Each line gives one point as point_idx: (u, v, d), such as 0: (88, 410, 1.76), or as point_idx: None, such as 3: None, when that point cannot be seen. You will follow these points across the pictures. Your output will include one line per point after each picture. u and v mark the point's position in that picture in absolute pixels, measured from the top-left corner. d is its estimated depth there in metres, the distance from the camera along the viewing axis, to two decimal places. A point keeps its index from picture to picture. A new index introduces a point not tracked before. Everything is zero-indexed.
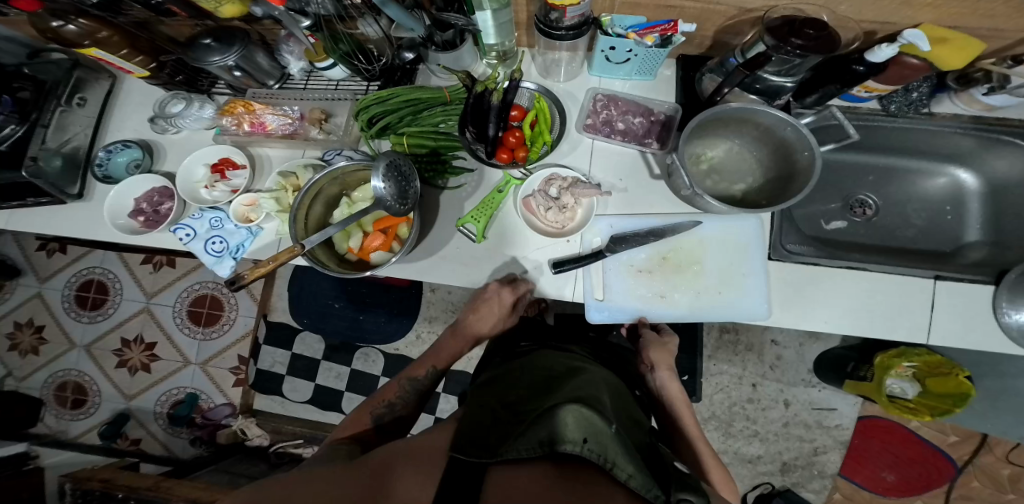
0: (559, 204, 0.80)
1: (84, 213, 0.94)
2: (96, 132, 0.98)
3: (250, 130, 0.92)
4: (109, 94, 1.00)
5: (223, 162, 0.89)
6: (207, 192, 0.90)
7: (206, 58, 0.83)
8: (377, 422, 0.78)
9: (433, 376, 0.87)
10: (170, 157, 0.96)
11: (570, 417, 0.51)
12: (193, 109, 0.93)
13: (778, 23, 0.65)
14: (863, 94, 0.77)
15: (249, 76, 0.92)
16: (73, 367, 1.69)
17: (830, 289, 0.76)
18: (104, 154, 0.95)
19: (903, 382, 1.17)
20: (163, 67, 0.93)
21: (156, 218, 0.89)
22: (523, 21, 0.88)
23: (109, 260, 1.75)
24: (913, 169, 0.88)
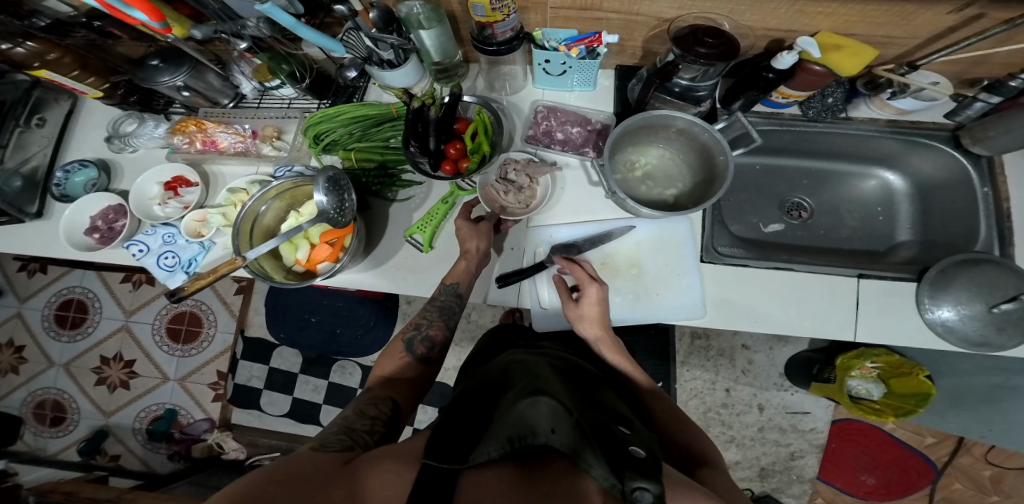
0: (516, 186, 0.83)
1: (46, 231, 0.96)
2: (57, 151, 1.00)
3: (201, 147, 0.93)
4: (69, 114, 1.02)
5: (176, 180, 0.92)
6: (160, 209, 0.91)
7: (155, 78, 0.85)
8: (413, 353, 0.78)
9: (453, 295, 0.80)
10: (127, 175, 0.99)
11: (543, 411, 0.51)
12: (146, 128, 0.96)
13: (685, 32, 0.69)
14: (782, 100, 0.80)
15: (199, 95, 0.94)
16: (52, 386, 1.70)
17: (758, 288, 0.79)
18: (63, 174, 0.96)
19: (868, 383, 1.13)
20: (117, 87, 0.96)
21: (111, 235, 0.90)
22: (464, 37, 0.90)
23: (88, 279, 1.76)
24: (847, 172, 0.91)
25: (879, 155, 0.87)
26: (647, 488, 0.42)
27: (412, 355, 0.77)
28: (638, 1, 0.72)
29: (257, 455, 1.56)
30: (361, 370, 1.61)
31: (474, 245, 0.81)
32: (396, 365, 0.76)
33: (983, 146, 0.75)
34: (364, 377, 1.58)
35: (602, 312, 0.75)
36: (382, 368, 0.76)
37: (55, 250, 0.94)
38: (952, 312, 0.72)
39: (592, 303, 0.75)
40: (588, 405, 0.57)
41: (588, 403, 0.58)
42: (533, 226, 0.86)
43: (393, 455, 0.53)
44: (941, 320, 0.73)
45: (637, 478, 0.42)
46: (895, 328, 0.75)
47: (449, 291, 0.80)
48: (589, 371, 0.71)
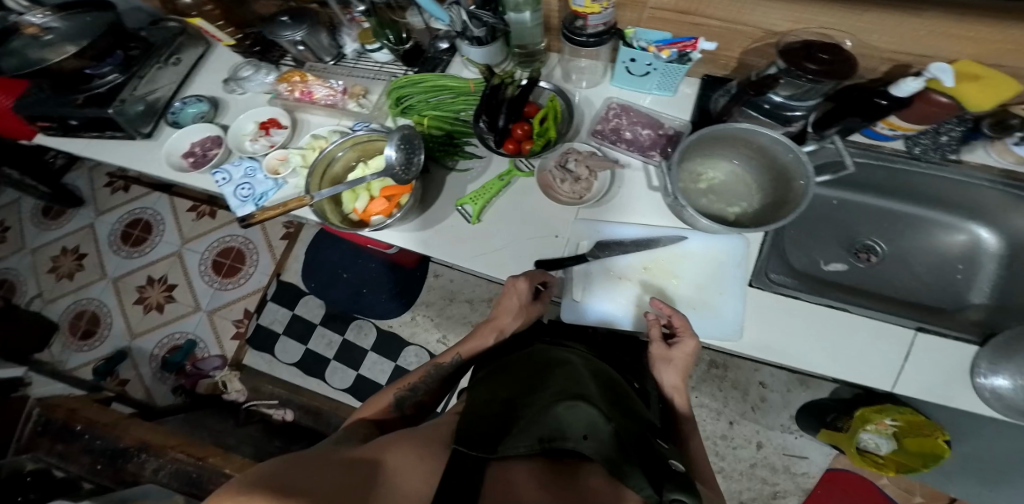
0: (574, 176, 0.85)
1: (140, 151, 1.01)
2: (180, 87, 1.06)
3: (298, 96, 0.97)
4: (201, 58, 1.10)
5: (269, 121, 0.97)
6: (250, 144, 0.96)
7: (279, 32, 0.93)
8: (400, 407, 0.80)
9: (458, 366, 0.85)
10: (232, 114, 1.03)
11: (577, 416, 0.56)
12: (259, 75, 1.02)
13: (798, 46, 0.69)
14: (887, 131, 0.81)
15: (310, 52, 0.99)
16: (96, 298, 1.81)
17: (808, 323, 0.77)
18: (179, 105, 1.03)
19: (881, 438, 1.07)
20: (246, 38, 1.06)
21: (203, 161, 0.96)
22: (553, 28, 0.91)
23: (160, 204, 1.90)
24: (932, 221, 0.88)
25: (972, 207, 0.84)
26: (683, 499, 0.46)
27: (399, 412, 0.79)
28: (748, 11, 0.72)
29: (255, 400, 1.62)
30: (377, 332, 1.64)
31: (505, 323, 0.85)
32: (380, 415, 0.78)
33: None
34: (378, 339, 1.62)
35: (686, 365, 0.76)
36: (366, 412, 0.79)
37: (136, 168, 0.99)
38: (1009, 381, 0.68)
39: (686, 355, 0.75)
40: (622, 413, 0.61)
41: (619, 408, 0.62)
42: (575, 216, 0.86)
43: (423, 443, 0.60)
44: (992, 387, 0.69)
45: (675, 489, 0.47)
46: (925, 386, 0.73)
47: (457, 363, 0.85)
48: (621, 384, 0.71)
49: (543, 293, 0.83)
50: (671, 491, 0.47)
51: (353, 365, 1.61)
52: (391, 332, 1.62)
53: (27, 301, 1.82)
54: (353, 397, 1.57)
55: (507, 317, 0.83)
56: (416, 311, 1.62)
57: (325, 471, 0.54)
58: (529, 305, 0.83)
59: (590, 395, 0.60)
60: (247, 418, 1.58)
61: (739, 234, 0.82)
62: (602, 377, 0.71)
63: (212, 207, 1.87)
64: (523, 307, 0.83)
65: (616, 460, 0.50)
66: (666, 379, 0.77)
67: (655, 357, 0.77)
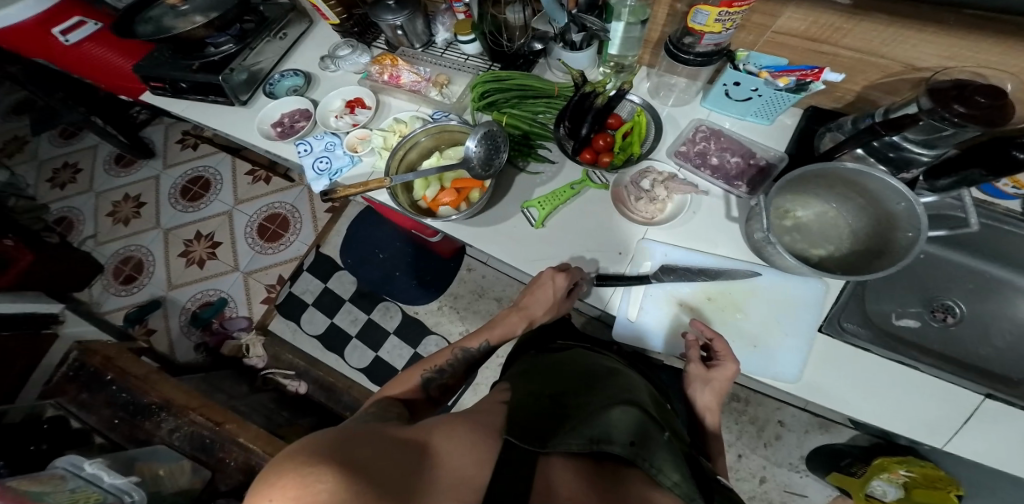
0: (650, 195, 0.86)
1: (235, 118, 1.01)
2: (281, 60, 1.06)
3: (386, 79, 0.96)
4: (303, 34, 1.09)
5: (355, 100, 0.96)
6: (335, 120, 0.96)
7: (382, 14, 0.92)
8: (425, 387, 0.77)
9: (485, 351, 0.83)
10: (323, 88, 1.02)
11: (624, 423, 0.54)
12: (354, 54, 1.00)
13: (947, 85, 0.65)
14: (1009, 188, 0.80)
15: (405, 36, 0.98)
16: (144, 245, 1.83)
17: (875, 377, 0.75)
18: (278, 77, 1.02)
19: (890, 487, 1.07)
20: (350, 20, 1.03)
21: (289, 132, 0.96)
22: (654, 40, 0.88)
23: (223, 164, 1.93)
24: (1022, 289, 0.84)
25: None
26: None
27: (426, 392, 0.77)
28: (892, 43, 0.69)
29: (272, 369, 1.61)
30: (402, 317, 1.62)
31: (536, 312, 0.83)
32: (405, 393, 0.75)
33: None
34: (402, 324, 1.60)
35: (725, 387, 0.75)
36: (390, 389, 0.76)
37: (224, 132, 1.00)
38: None
39: (725, 379, 0.74)
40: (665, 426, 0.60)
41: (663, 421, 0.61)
42: (642, 236, 0.85)
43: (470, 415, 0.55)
44: None
45: None
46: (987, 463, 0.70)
47: (483, 349, 0.83)
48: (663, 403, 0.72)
49: (574, 272, 0.81)
50: None
51: (374, 346, 1.60)
52: (415, 318, 1.61)
53: (80, 240, 1.84)
54: (367, 378, 1.57)
55: (541, 307, 0.82)
56: (443, 301, 1.61)
57: (370, 446, 0.43)
58: (564, 300, 0.82)
59: (641, 404, 0.59)
60: (263, 384, 1.59)
61: (820, 279, 0.79)
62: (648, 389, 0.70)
63: (268, 173, 1.88)
64: (558, 301, 0.81)
65: (662, 468, 0.50)
66: (700, 399, 0.77)
67: (693, 377, 0.75)
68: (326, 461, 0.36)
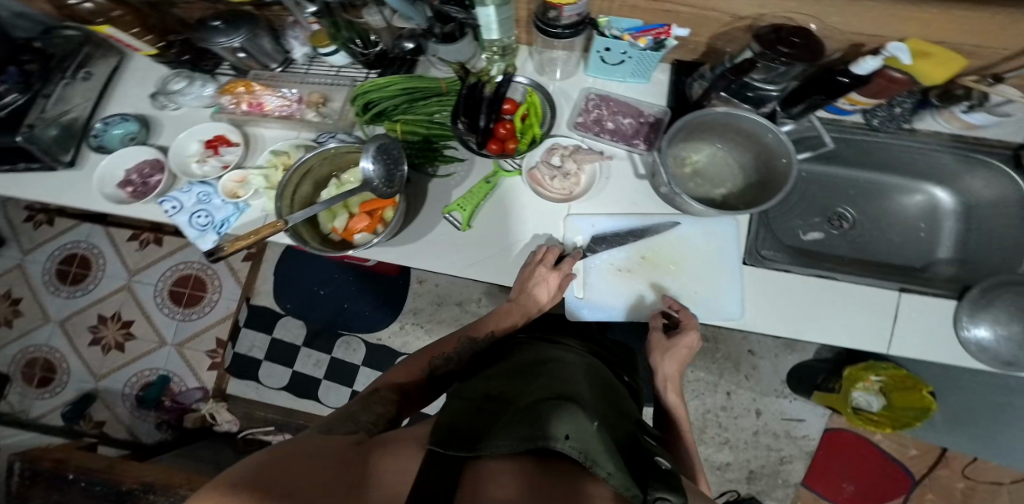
0: (563, 171, 0.85)
1: (67, 183, 0.90)
2: (98, 105, 0.95)
3: (246, 109, 0.89)
4: (115, 70, 0.97)
5: (216, 139, 0.88)
6: (197, 166, 0.88)
7: (212, 39, 0.83)
8: (430, 375, 0.76)
9: (490, 341, 0.82)
10: (167, 132, 0.93)
11: (559, 415, 0.51)
12: (194, 87, 0.92)
13: (766, 31, 0.72)
14: (848, 106, 0.82)
15: (252, 58, 0.91)
16: (45, 343, 1.65)
17: (802, 296, 0.80)
18: (101, 126, 0.91)
19: (869, 395, 1.16)
20: (171, 46, 0.95)
21: (144, 190, 0.86)
22: (523, 18, 0.87)
23: (95, 235, 1.70)
24: (893, 186, 0.93)
25: (932, 171, 0.89)
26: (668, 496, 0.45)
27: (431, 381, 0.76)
28: None
29: (250, 429, 1.55)
30: (365, 347, 1.56)
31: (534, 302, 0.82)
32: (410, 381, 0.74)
33: None
34: (369, 355, 1.54)
35: (685, 355, 0.79)
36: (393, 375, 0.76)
37: (68, 204, 0.88)
38: (989, 332, 0.75)
39: (686, 347, 0.78)
40: (608, 414, 0.59)
41: (606, 409, 0.60)
42: (568, 214, 0.85)
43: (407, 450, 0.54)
44: (976, 339, 0.75)
45: (661, 488, 0.46)
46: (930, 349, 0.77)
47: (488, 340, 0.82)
48: (614, 384, 0.72)
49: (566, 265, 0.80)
50: (656, 490, 0.46)
51: (346, 383, 1.54)
52: (380, 345, 1.55)
53: None
54: None
55: (540, 301, 0.80)
56: (404, 320, 1.56)
57: (308, 463, 0.50)
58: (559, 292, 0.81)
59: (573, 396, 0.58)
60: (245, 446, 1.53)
61: (731, 217, 0.83)
62: (593, 374, 0.71)
63: (156, 234, 1.69)
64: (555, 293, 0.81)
65: (594, 455, 0.48)
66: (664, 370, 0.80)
67: (656, 345, 0.79)
68: (246, 486, 0.45)
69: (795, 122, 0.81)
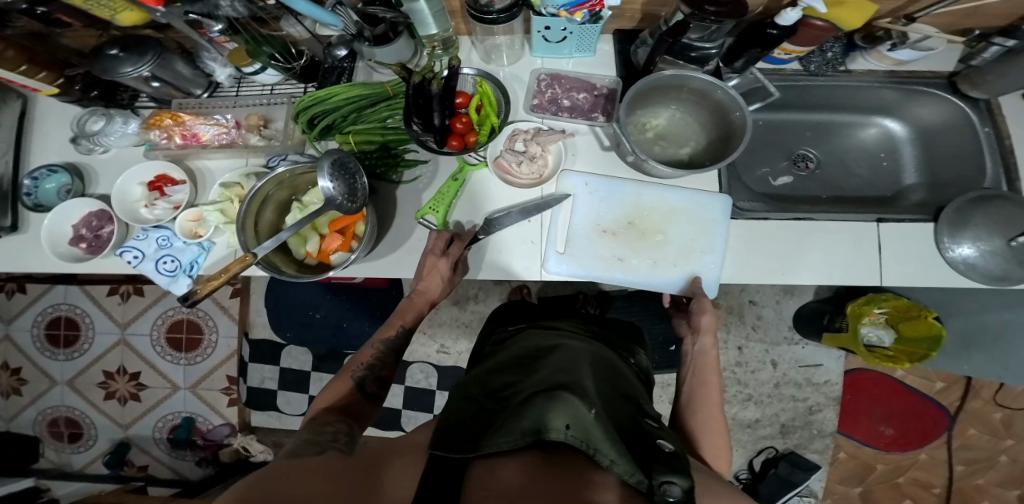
0: (528, 155, 0.82)
1: (14, 249, 0.86)
2: (19, 158, 0.89)
3: (182, 142, 0.85)
4: (22, 116, 0.91)
5: (159, 178, 0.83)
6: (147, 211, 0.83)
7: (116, 69, 0.75)
8: (359, 385, 0.72)
9: (405, 335, 0.81)
10: (103, 179, 0.88)
11: (555, 405, 0.49)
12: (115, 124, 0.86)
13: None
14: (784, 56, 0.80)
15: (170, 86, 0.85)
16: (61, 403, 1.65)
17: (784, 242, 0.79)
18: (30, 182, 0.86)
19: (878, 329, 1.15)
20: (72, 82, 0.86)
21: (99, 243, 0.82)
22: (456, 10, 0.85)
23: (73, 294, 1.66)
24: (846, 123, 0.93)
25: (879, 105, 0.90)
26: (676, 481, 0.43)
27: (362, 390, 0.72)
28: None
29: None
30: None
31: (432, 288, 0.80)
32: (342, 398, 0.70)
33: (981, 90, 0.78)
34: None
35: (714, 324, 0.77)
36: (322, 399, 0.70)
37: (27, 269, 0.85)
38: (973, 249, 0.74)
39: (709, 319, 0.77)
40: (610, 394, 0.58)
41: (608, 391, 0.59)
42: (562, 169, 0.84)
43: (409, 462, 0.52)
44: (962, 258, 0.75)
45: (666, 473, 0.44)
46: (936, 276, 0.76)
47: (403, 334, 0.81)
48: (617, 368, 0.70)
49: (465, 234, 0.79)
50: (661, 475, 0.44)
51: None
52: None
53: None
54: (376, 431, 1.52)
55: (434, 287, 0.80)
56: None
57: (292, 485, 0.45)
58: (452, 276, 0.80)
59: (573, 382, 0.55)
60: None
61: (722, 195, 0.81)
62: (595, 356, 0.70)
63: (135, 284, 1.66)
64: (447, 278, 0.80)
65: (596, 443, 0.46)
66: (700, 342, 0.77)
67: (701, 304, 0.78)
68: None
69: (741, 77, 0.81)
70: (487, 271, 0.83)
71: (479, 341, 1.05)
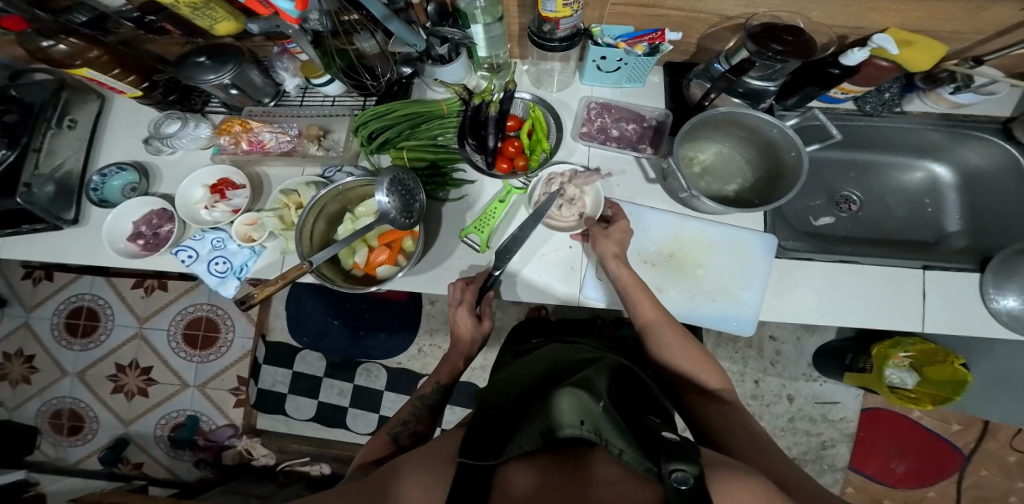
0: (567, 198, 0.83)
1: (72, 241, 0.90)
2: (89, 155, 0.94)
3: (247, 148, 0.89)
4: (99, 114, 0.97)
5: (221, 182, 0.86)
6: (207, 212, 0.85)
7: (199, 76, 0.79)
8: (395, 441, 0.72)
9: (441, 391, 0.81)
10: (167, 180, 0.92)
11: (568, 403, 0.50)
12: (188, 128, 0.89)
13: (759, 30, 0.72)
14: (839, 95, 0.84)
15: (244, 95, 0.89)
16: (68, 395, 1.64)
17: (824, 283, 0.80)
18: (99, 178, 0.91)
19: (901, 372, 1.15)
20: (156, 86, 0.91)
21: (157, 242, 0.85)
22: (514, 33, 0.88)
23: (98, 285, 1.69)
24: (891, 164, 0.95)
25: (926, 146, 0.91)
26: (685, 468, 0.42)
27: (398, 444, 0.72)
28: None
29: (287, 461, 1.52)
30: (387, 372, 1.55)
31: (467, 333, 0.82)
32: (381, 454, 0.70)
33: None
34: (390, 379, 1.54)
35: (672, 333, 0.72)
36: (367, 455, 0.71)
37: (71, 260, 0.88)
38: (1018, 301, 0.75)
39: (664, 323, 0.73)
40: (620, 395, 0.58)
41: (621, 392, 0.59)
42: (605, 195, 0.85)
43: (425, 469, 0.52)
44: (1006, 309, 0.75)
45: (673, 460, 0.43)
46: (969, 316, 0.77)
47: (438, 390, 0.80)
48: (634, 370, 0.69)
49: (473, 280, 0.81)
50: (669, 462, 0.43)
51: (375, 409, 1.53)
52: (402, 369, 1.55)
53: None
54: None
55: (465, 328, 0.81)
56: (421, 342, 1.55)
57: None
58: (479, 323, 0.82)
59: (587, 383, 0.56)
60: (285, 479, 1.49)
61: (768, 235, 0.82)
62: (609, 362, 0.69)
63: (160, 279, 1.68)
64: (475, 325, 0.82)
65: (605, 430, 0.47)
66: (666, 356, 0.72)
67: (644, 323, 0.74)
68: None
69: (798, 115, 0.82)
70: (529, 291, 0.84)
71: (506, 343, 1.11)
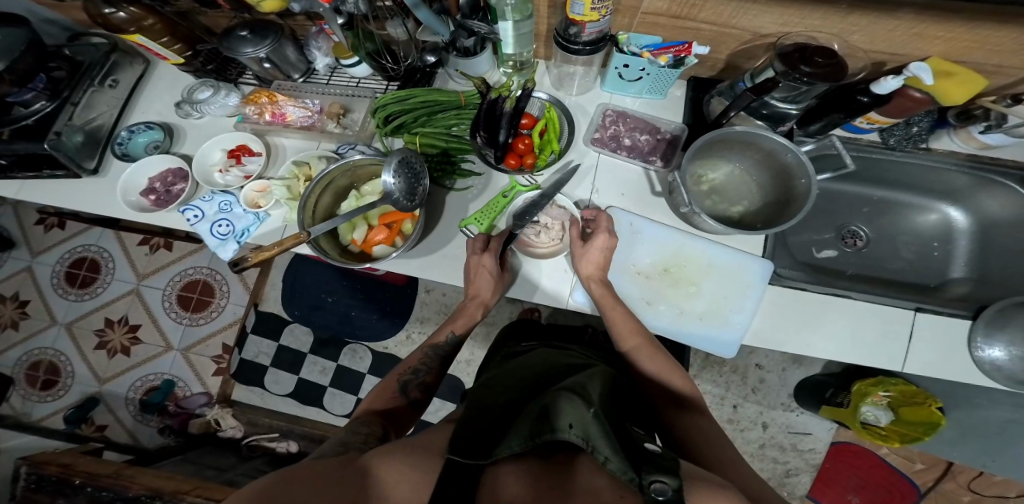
0: (542, 225, 0.83)
1: (76, 190, 0.91)
2: (122, 113, 0.96)
3: (270, 119, 0.89)
4: (140, 79, 0.99)
5: (239, 147, 0.87)
6: (219, 176, 0.87)
7: (239, 48, 0.83)
8: (404, 391, 0.74)
9: (455, 341, 0.82)
10: (191, 141, 0.94)
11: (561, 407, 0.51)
12: (218, 96, 0.91)
13: (791, 50, 0.74)
14: (866, 124, 0.85)
15: (277, 69, 0.91)
16: (51, 346, 1.64)
17: (817, 316, 0.81)
18: (127, 134, 0.93)
19: (878, 410, 1.13)
20: (197, 55, 0.95)
21: (167, 198, 0.86)
22: (542, 34, 0.89)
23: (105, 238, 1.71)
24: (908, 203, 0.96)
25: (946, 189, 0.92)
26: (666, 481, 0.41)
27: (406, 395, 0.74)
28: (739, 16, 0.75)
29: (254, 435, 1.50)
30: (372, 355, 1.54)
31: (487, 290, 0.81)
32: (386, 407, 0.72)
33: None
34: (374, 362, 1.52)
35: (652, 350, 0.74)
36: (369, 402, 0.72)
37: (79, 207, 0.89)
38: (1004, 352, 0.76)
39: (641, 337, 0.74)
40: (610, 402, 0.59)
41: (611, 400, 0.60)
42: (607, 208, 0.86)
43: (411, 459, 0.52)
44: (991, 359, 0.76)
45: (656, 472, 0.42)
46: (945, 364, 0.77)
47: (452, 340, 0.82)
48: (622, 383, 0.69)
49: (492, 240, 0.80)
50: (651, 475, 0.42)
51: (353, 391, 1.52)
52: (387, 354, 1.53)
53: None
54: None
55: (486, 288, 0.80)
56: (410, 329, 1.54)
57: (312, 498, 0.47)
58: (501, 275, 0.80)
59: (581, 390, 0.56)
60: (249, 452, 1.48)
61: (762, 258, 0.82)
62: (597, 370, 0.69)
63: (166, 239, 1.70)
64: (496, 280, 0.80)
65: (594, 437, 0.47)
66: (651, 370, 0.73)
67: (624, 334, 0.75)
68: None
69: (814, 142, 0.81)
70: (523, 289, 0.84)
71: (494, 343, 1.12)
